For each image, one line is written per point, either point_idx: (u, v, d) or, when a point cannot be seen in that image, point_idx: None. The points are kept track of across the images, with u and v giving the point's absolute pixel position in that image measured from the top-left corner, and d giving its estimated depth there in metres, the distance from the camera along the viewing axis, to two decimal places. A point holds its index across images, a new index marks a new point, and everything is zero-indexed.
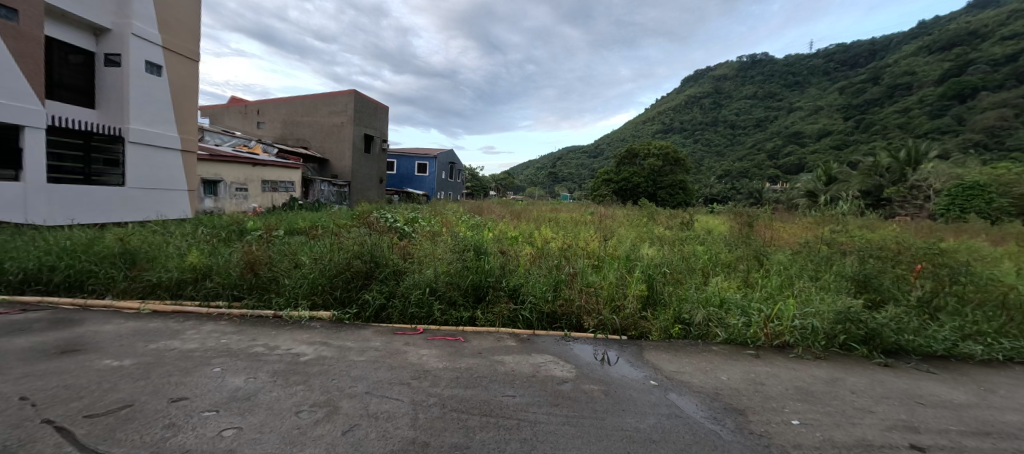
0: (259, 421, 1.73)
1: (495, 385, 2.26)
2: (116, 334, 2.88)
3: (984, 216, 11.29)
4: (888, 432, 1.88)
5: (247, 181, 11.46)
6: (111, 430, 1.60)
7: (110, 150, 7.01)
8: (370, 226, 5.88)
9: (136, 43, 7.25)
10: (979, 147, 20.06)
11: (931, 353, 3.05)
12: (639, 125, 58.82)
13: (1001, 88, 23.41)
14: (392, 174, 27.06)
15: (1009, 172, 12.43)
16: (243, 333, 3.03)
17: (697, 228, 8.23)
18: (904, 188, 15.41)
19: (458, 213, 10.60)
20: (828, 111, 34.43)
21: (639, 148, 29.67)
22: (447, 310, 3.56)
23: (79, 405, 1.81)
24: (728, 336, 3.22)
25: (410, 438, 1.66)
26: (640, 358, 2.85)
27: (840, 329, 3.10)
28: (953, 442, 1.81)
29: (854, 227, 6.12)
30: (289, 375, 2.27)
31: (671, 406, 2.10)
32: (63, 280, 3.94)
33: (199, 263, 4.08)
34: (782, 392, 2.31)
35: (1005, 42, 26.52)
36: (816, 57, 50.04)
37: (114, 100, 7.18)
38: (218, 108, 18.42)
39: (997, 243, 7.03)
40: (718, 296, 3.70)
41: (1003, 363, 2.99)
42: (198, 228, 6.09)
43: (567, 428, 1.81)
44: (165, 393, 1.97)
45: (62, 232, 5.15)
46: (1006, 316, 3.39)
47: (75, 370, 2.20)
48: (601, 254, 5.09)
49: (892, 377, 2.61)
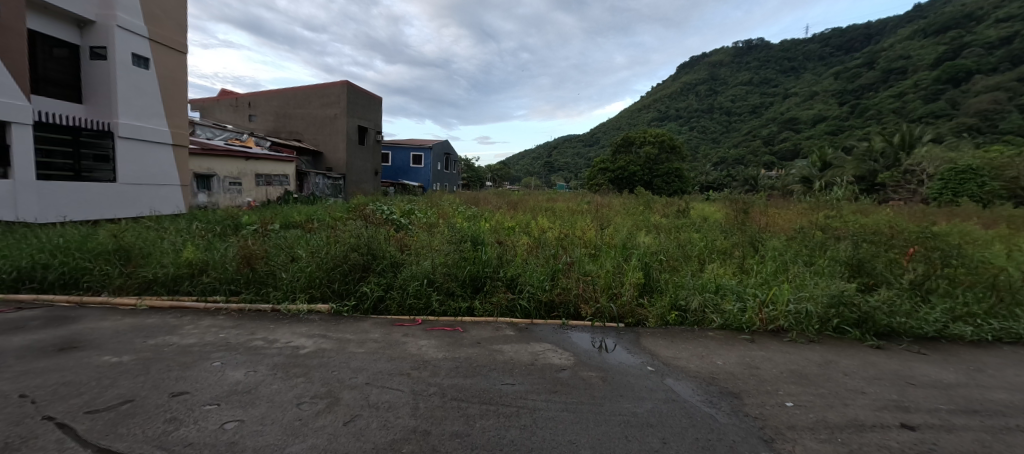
0: (260, 413, 1.74)
1: (494, 373, 2.28)
2: (113, 331, 2.87)
3: (977, 200, 11.39)
4: (880, 412, 1.92)
5: (241, 175, 11.31)
6: (112, 425, 1.61)
7: (99, 145, 6.89)
8: (367, 218, 5.83)
9: (122, 35, 7.08)
10: (973, 131, 20.13)
11: (922, 335, 3.10)
12: (635, 113, 58.48)
13: (995, 71, 23.44)
14: (387, 166, 26.87)
15: (1001, 156, 12.53)
16: (242, 327, 3.03)
17: (693, 215, 8.26)
18: (897, 173, 15.55)
19: (454, 204, 10.55)
20: (824, 97, 34.39)
21: (635, 136, 29.60)
22: (446, 301, 3.57)
23: (79, 401, 1.81)
24: (724, 322, 3.26)
25: (411, 427, 1.68)
26: (637, 345, 2.88)
27: (834, 313, 3.15)
28: (943, 421, 1.85)
29: (847, 212, 6.19)
30: (289, 367, 2.28)
31: (667, 391, 2.13)
32: (57, 277, 3.91)
33: (194, 258, 4.05)
34: (777, 375, 2.35)
35: (1000, 24, 26.48)
36: (812, 42, 49.81)
37: (102, 94, 7.05)
38: (208, 102, 18.13)
39: (989, 225, 7.15)
40: (714, 282, 3.75)
41: (992, 343, 3.05)
42: (192, 223, 6.04)
43: (567, 414, 1.83)
44: (165, 387, 1.97)
45: (56, 228, 5.11)
46: (995, 297, 3.44)
47: (73, 367, 2.20)
48: (598, 243, 5.11)
49: (883, 359, 2.66)
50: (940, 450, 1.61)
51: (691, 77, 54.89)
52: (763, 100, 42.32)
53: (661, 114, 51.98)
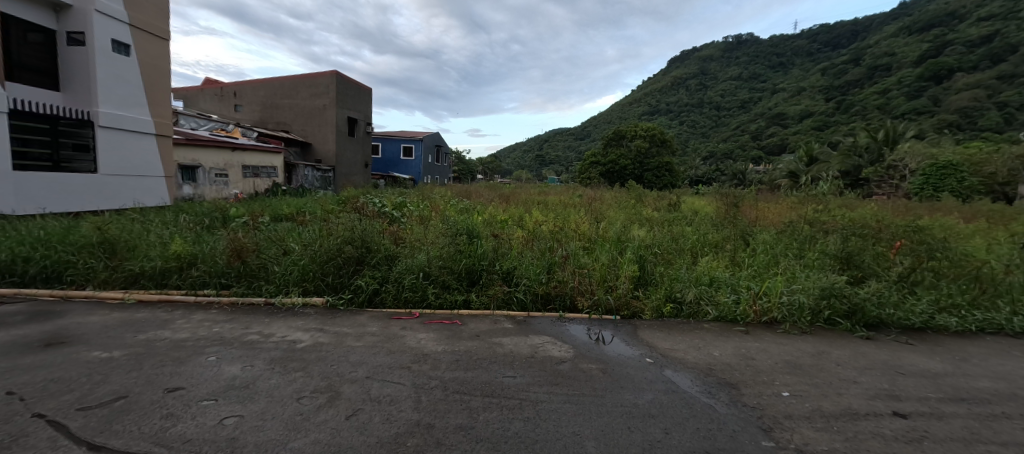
0: (260, 409, 1.72)
1: (495, 366, 2.28)
2: (101, 326, 2.79)
3: (957, 195, 11.78)
4: (872, 401, 1.97)
5: (226, 166, 11.04)
6: (106, 422, 1.57)
7: (79, 135, 6.67)
8: (360, 211, 5.77)
9: (100, 20, 6.82)
10: (953, 127, 20.71)
11: (909, 325, 3.19)
12: (626, 107, 58.57)
13: (975, 69, 24.14)
14: (377, 158, 26.53)
15: (980, 152, 12.94)
16: (235, 321, 2.98)
17: (684, 209, 8.38)
18: (882, 168, 15.94)
19: (445, 197, 10.47)
20: (811, 92, 34.92)
21: (626, 130, 29.80)
22: (442, 294, 3.57)
23: (70, 398, 1.76)
24: (719, 314, 3.30)
25: (414, 420, 1.67)
26: (635, 337, 2.91)
27: (825, 305, 3.23)
28: (932, 409, 1.91)
29: (833, 205, 6.36)
30: (287, 362, 2.24)
31: (667, 382, 2.15)
32: (38, 272, 3.80)
33: (183, 251, 3.95)
34: (772, 365, 2.40)
35: (981, 23, 27.29)
36: (801, 38, 50.54)
37: (79, 80, 6.77)
38: (192, 91, 17.62)
39: (969, 220, 7.37)
40: (708, 275, 3.81)
41: (976, 333, 3.15)
42: (180, 216, 5.90)
43: (569, 406, 1.84)
44: (159, 383, 1.92)
45: (36, 221, 4.93)
46: (979, 288, 3.58)
47: (62, 363, 2.13)
48: (593, 236, 5.12)
49: (873, 349, 2.73)
50: (931, 436, 1.67)
51: (682, 72, 55.16)
52: (752, 95, 42.84)
53: (651, 108, 52.09)
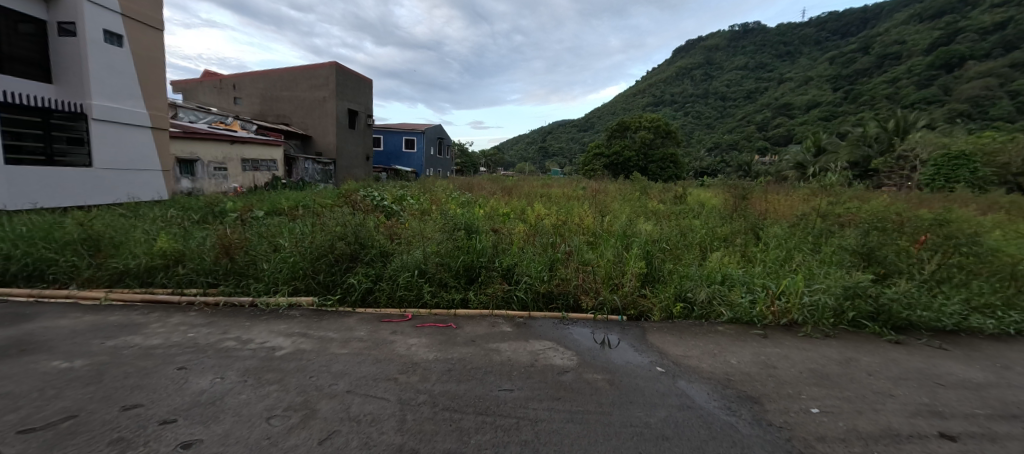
0: (222, 431, 1.52)
1: (491, 377, 2.07)
2: (71, 331, 2.61)
3: (970, 185, 11.40)
4: (914, 419, 1.75)
5: (224, 159, 10.85)
6: (47, 449, 1.38)
7: (73, 128, 6.51)
8: (355, 205, 5.57)
9: (90, 9, 6.58)
10: (965, 117, 20.17)
11: (940, 327, 2.95)
12: (630, 98, 57.79)
13: (989, 57, 23.47)
14: (379, 151, 26.30)
15: (994, 141, 12.54)
16: (214, 325, 2.78)
17: (690, 201, 8.14)
18: (891, 159, 15.52)
19: (446, 190, 10.24)
20: (819, 81, 34.21)
21: (630, 121, 29.35)
22: (438, 293, 3.36)
23: (13, 418, 1.57)
24: (734, 316, 3.07)
25: (396, 445, 1.47)
26: (644, 341, 2.70)
27: (849, 305, 3.00)
28: (983, 429, 1.69)
29: (847, 197, 6.07)
30: (263, 373, 2.05)
31: (682, 396, 1.94)
32: (19, 269, 3.63)
33: (167, 247, 3.75)
34: (796, 376, 2.17)
35: (995, 9, 26.49)
36: (808, 26, 49.50)
37: (68, 71, 6.56)
38: (191, 83, 17.41)
39: (985, 212, 7.09)
40: (720, 272, 3.59)
41: (1013, 336, 2.91)
42: (170, 211, 5.72)
43: (573, 426, 1.64)
44: (117, 399, 1.74)
45: (19, 216, 4.76)
46: (1012, 287, 3.33)
47: (17, 375, 1.95)
48: (596, 230, 4.90)
49: (904, 355, 2.50)
50: None
51: (687, 62, 54.25)
52: (758, 85, 42.08)
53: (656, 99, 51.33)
